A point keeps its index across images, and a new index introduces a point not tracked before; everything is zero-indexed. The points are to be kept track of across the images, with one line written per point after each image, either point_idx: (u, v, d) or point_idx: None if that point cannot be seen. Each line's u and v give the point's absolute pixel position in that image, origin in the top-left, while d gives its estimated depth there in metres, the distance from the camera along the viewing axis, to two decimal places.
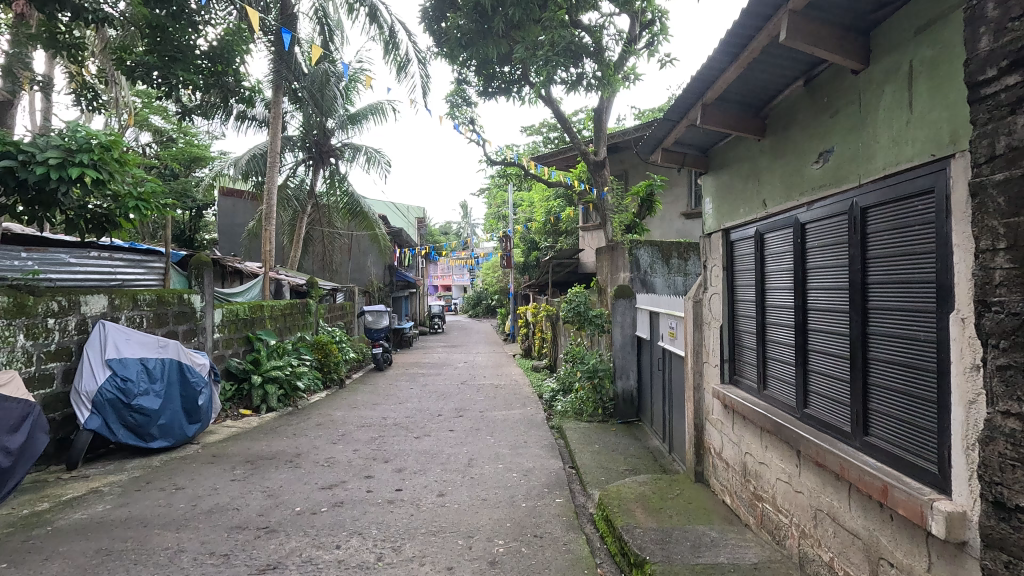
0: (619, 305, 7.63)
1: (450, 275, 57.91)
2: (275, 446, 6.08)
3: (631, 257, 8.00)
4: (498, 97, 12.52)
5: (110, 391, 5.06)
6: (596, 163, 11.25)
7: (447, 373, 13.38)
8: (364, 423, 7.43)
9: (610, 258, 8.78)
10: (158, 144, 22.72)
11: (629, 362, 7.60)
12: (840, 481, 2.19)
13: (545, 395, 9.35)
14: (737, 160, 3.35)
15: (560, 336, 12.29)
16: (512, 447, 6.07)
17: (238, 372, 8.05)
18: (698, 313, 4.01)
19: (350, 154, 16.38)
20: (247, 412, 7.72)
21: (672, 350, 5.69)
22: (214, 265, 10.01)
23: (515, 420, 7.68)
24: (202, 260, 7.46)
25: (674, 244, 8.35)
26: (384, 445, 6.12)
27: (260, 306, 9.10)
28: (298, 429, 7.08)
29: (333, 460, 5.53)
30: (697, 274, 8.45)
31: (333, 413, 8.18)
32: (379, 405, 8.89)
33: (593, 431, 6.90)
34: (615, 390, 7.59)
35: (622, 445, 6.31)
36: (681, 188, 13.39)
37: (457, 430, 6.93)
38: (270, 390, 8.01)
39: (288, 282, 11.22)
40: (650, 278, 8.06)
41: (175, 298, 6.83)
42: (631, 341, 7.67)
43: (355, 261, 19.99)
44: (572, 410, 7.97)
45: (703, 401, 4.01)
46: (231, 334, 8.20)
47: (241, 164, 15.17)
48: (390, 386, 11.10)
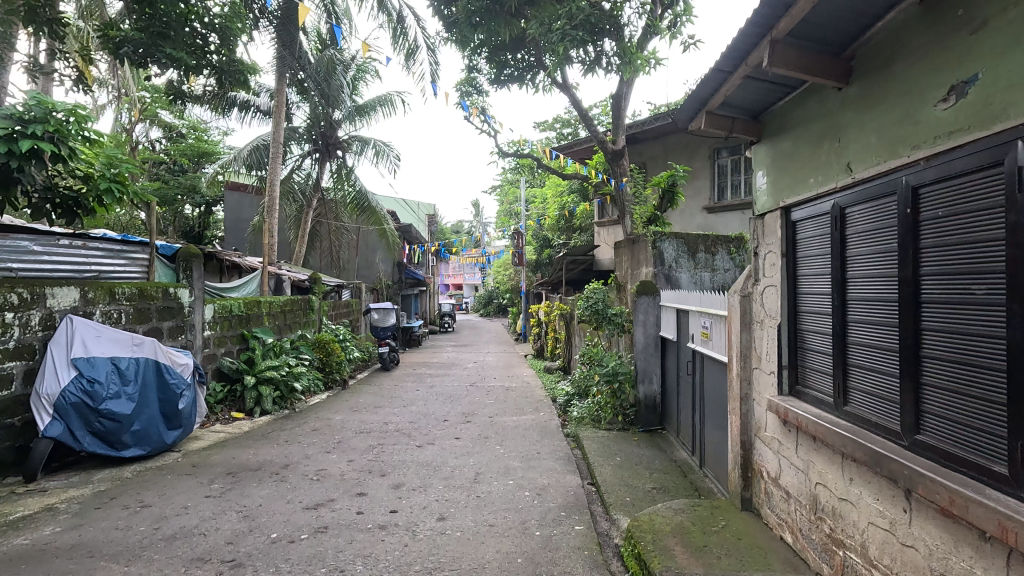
0: (642, 302, 7.01)
1: (461, 274, 57.49)
2: (263, 455, 5.53)
3: (654, 250, 7.38)
4: (510, 85, 11.91)
5: (75, 395, 4.53)
6: (614, 152, 10.58)
7: (455, 374, 12.83)
8: (364, 429, 6.87)
9: (631, 252, 8.15)
10: (168, 140, 22.52)
11: (652, 365, 6.98)
12: (991, 544, 1.56)
13: (560, 399, 8.73)
14: (804, 120, 2.69)
15: (574, 337, 11.70)
16: (524, 459, 5.47)
17: (231, 372, 7.55)
18: (746, 309, 3.35)
19: (358, 147, 15.91)
20: (239, 416, 7.21)
21: (706, 353, 5.07)
22: (211, 258, 9.51)
23: (526, 427, 7.07)
24: (191, 252, 6.92)
25: (700, 237, 7.69)
26: (383, 455, 5.54)
27: (257, 301, 8.58)
28: (292, 435, 6.54)
29: (325, 472, 4.96)
30: (726, 270, 7.79)
31: (332, 417, 7.63)
32: (382, 409, 8.33)
33: (613, 441, 6.29)
34: (636, 395, 6.97)
35: (647, 457, 5.68)
36: (704, 180, 12.68)
37: (464, 438, 6.34)
38: (264, 392, 7.50)
39: (289, 277, 10.70)
40: (674, 273, 7.45)
41: (160, 292, 6.32)
42: (654, 341, 7.03)
43: (363, 258, 19.48)
44: (589, 417, 7.35)
45: (751, 414, 3.35)
46: (225, 331, 7.70)
47: (244, 157, 14.70)
48: (396, 388, 10.55)
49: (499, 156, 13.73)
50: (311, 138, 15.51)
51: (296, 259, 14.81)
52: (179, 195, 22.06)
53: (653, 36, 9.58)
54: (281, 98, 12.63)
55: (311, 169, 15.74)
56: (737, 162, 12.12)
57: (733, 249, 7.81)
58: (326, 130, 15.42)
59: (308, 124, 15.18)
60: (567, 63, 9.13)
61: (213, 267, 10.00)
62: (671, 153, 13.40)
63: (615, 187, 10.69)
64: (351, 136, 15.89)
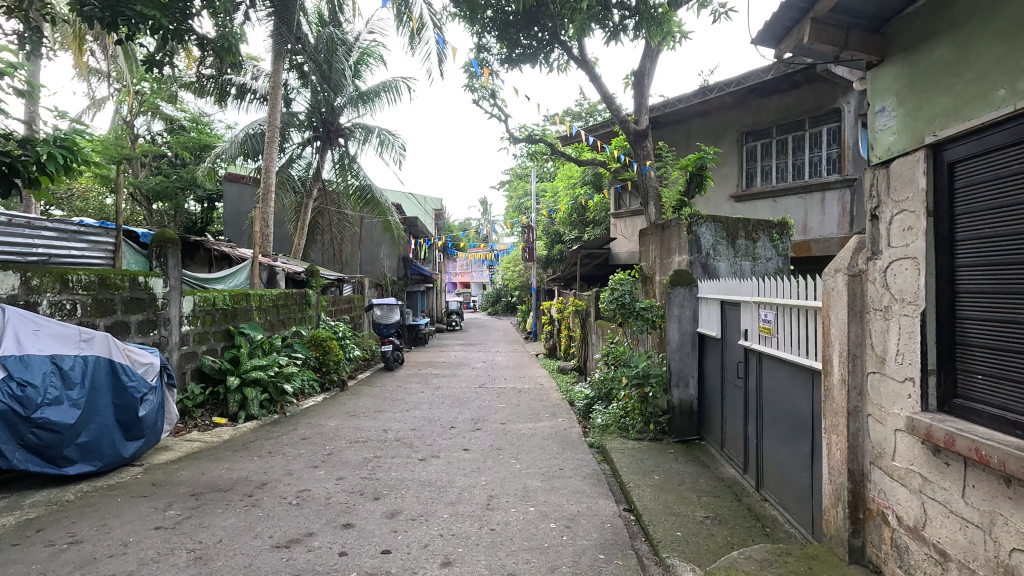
0: (676, 293, 6.15)
1: (469, 271, 56.81)
2: (240, 471, 4.71)
3: (689, 235, 6.47)
4: (523, 64, 11.02)
5: (1, 401, 3.73)
6: (637, 133, 9.70)
7: (463, 373, 11.99)
8: (360, 438, 6.06)
9: (661, 240, 7.32)
10: (169, 133, 22.00)
11: (688, 366, 6.12)
12: None
13: (579, 403, 7.87)
14: (988, 6, 1.83)
15: (591, 336, 10.85)
16: (545, 478, 4.61)
17: (213, 373, 6.75)
18: (857, 294, 2.50)
19: (361, 135, 15.10)
20: (221, 422, 6.42)
21: (766, 353, 4.20)
22: (199, 247, 8.73)
23: (544, 436, 6.22)
24: (164, 236, 6.12)
25: (741, 221, 6.80)
26: (378, 472, 4.70)
27: (245, 294, 7.79)
28: (277, 444, 5.74)
29: (308, 494, 4.14)
30: (768, 259, 6.92)
31: (325, 423, 6.82)
32: (382, 413, 7.51)
33: (647, 454, 5.44)
34: (670, 400, 6.10)
35: (687, 475, 4.83)
36: (731, 166, 11.79)
37: (473, 450, 5.50)
38: (250, 395, 6.70)
39: (283, 269, 9.88)
40: (713, 262, 6.57)
41: (127, 282, 5.54)
42: (691, 339, 6.16)
43: (367, 252, 18.72)
44: (614, 425, 6.49)
45: (864, 434, 2.49)
46: (207, 328, 6.91)
47: (238, 142, 13.96)
48: (399, 389, 9.75)
49: (510, 143, 12.89)
50: (312, 125, 14.67)
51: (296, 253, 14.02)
52: (180, 189, 21.54)
53: (682, 5, 8.72)
54: (278, 79, 11.90)
55: (311, 158, 14.94)
56: (769, 146, 11.21)
57: (776, 236, 6.95)
58: (327, 115, 14.63)
59: (308, 109, 14.40)
60: (586, 32, 8.28)
61: (202, 259, 9.23)
62: (695, 139, 12.50)
63: (637, 171, 9.84)
64: (354, 123, 15.11)
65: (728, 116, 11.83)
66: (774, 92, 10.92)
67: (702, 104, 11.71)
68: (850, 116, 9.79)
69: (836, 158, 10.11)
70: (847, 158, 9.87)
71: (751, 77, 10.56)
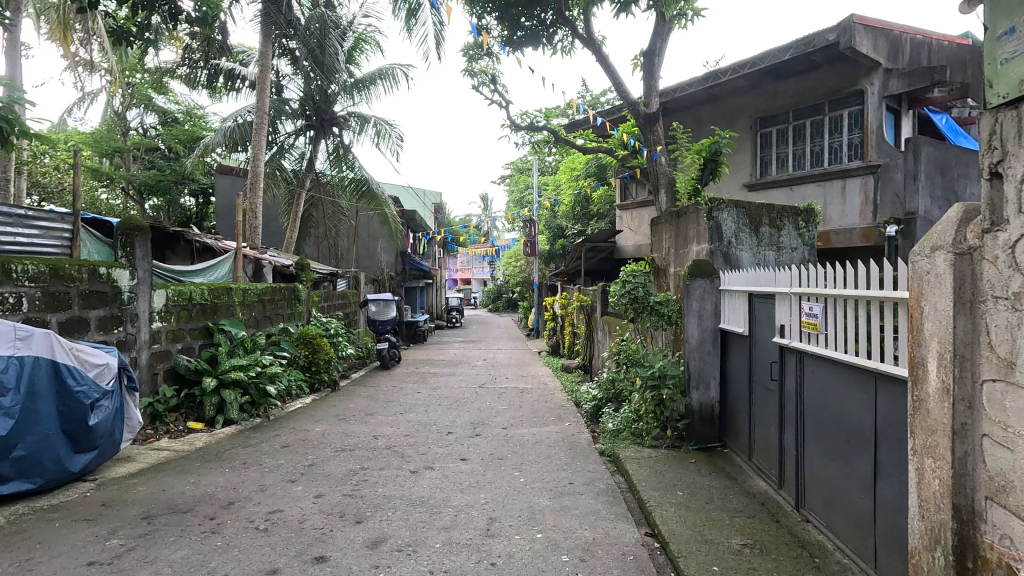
0: (696, 285, 5.57)
1: (470, 267, 56.27)
2: (206, 487, 4.14)
3: (710, 222, 5.87)
4: (525, 46, 10.42)
5: None
6: (647, 116, 9.11)
7: (463, 372, 11.44)
8: (347, 445, 5.49)
9: (677, 229, 6.75)
10: (162, 126, 21.43)
11: (709, 366, 5.55)
12: None
13: (586, 406, 7.33)
14: None
15: (597, 333, 10.29)
16: (554, 495, 4.04)
17: (188, 374, 6.17)
18: (966, 278, 1.93)
19: (356, 124, 14.50)
20: (196, 427, 5.87)
21: (811, 352, 3.63)
22: (179, 238, 8.16)
23: (551, 442, 5.66)
24: (130, 223, 5.55)
25: (765, 207, 6.21)
26: (363, 489, 4.13)
27: (226, 288, 7.23)
28: (255, 453, 5.17)
29: (279, 516, 3.57)
30: (792, 249, 6.35)
31: (311, 428, 6.25)
32: (375, 416, 6.95)
33: (666, 464, 4.87)
34: (688, 404, 5.52)
35: (714, 489, 4.25)
36: (745, 154, 11.20)
37: (472, 461, 4.93)
38: (229, 398, 6.14)
39: (271, 263, 9.32)
40: (735, 252, 5.99)
41: (85, 273, 4.97)
42: (712, 336, 5.58)
43: (364, 247, 18.17)
44: (627, 431, 5.93)
45: (976, 462, 1.92)
46: (182, 324, 6.34)
47: (227, 132, 13.38)
48: (395, 389, 9.19)
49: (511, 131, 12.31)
50: (304, 113, 14.08)
51: (289, 246, 13.45)
52: (174, 182, 20.97)
53: None
54: (266, 62, 11.27)
55: (303, 148, 14.33)
56: (785, 132, 10.59)
57: (802, 224, 6.38)
58: (320, 102, 14.03)
59: (301, 97, 13.82)
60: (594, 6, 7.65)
61: (184, 251, 8.66)
62: (706, 125, 11.89)
63: (646, 157, 9.27)
64: (349, 111, 14.49)
65: (741, 101, 11.21)
66: (792, 74, 10.29)
67: (714, 88, 11.10)
68: (874, 98, 9.25)
69: (858, 144, 9.51)
70: (870, 143, 9.27)
71: (767, 58, 9.93)
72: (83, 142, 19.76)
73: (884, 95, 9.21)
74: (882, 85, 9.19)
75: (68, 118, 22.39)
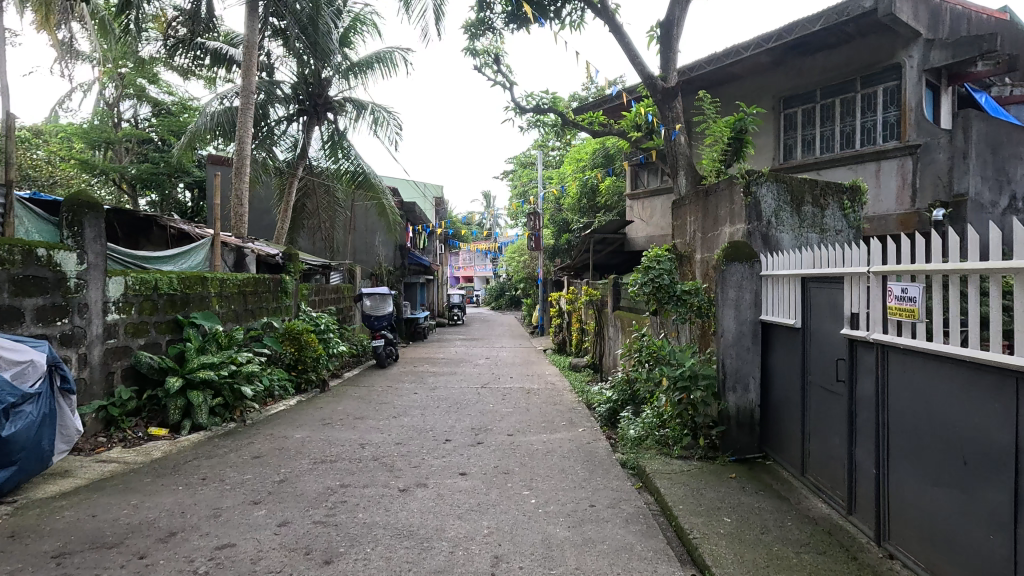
0: (732, 270, 4.79)
1: (472, 264, 55.73)
2: (148, 511, 3.39)
3: (747, 198, 5.11)
4: (531, 21, 9.70)
5: None
6: (666, 92, 8.25)
7: (464, 371, 10.72)
8: (330, 456, 4.75)
9: (705, 210, 5.99)
10: (155, 117, 20.70)
11: (747, 364, 4.79)
12: None
13: (600, 408, 6.61)
14: None
15: (609, 329, 9.56)
16: (574, 523, 3.30)
17: (151, 374, 5.40)
18: None
19: (352, 109, 13.74)
20: (157, 434, 5.14)
21: (903, 347, 2.87)
22: (153, 222, 7.43)
23: (565, 452, 4.90)
24: (77, 199, 4.80)
25: (808, 182, 5.44)
26: (339, 514, 3.39)
27: (200, 277, 6.48)
28: (221, 465, 4.43)
29: (228, 553, 2.84)
30: (836, 232, 5.58)
31: (291, 434, 5.51)
32: (365, 420, 6.21)
33: (703, 481, 4.13)
34: (723, 407, 4.75)
35: (767, 514, 3.51)
36: (767, 136, 10.42)
37: (474, 475, 4.21)
38: (196, 400, 5.39)
39: (255, 252, 8.60)
40: (775, 233, 5.21)
41: (18, 254, 4.24)
42: (752, 330, 4.81)
43: (361, 240, 17.41)
44: (651, 439, 5.18)
45: None
46: (145, 317, 5.59)
47: (214, 116, 12.70)
48: (390, 389, 8.47)
49: (516, 114, 11.57)
50: (297, 97, 13.33)
51: (280, 238, 12.72)
52: (168, 175, 20.29)
53: None
54: (253, 39, 10.51)
55: (296, 134, 13.55)
56: (811, 112, 9.81)
57: (847, 203, 5.61)
58: (314, 86, 13.29)
59: (295, 79, 13.09)
60: None
61: (160, 238, 7.85)
62: (724, 107, 11.10)
63: (664, 136, 8.50)
64: (344, 96, 13.73)
65: (764, 79, 10.42)
66: (820, 49, 9.49)
67: (734, 66, 10.31)
68: (912, 72, 8.50)
69: (894, 123, 8.72)
70: (908, 121, 8.48)
71: (795, 29, 9.12)
72: (73, 133, 19.07)
73: (924, 69, 8.43)
74: (922, 58, 8.42)
75: (58, 110, 21.71)
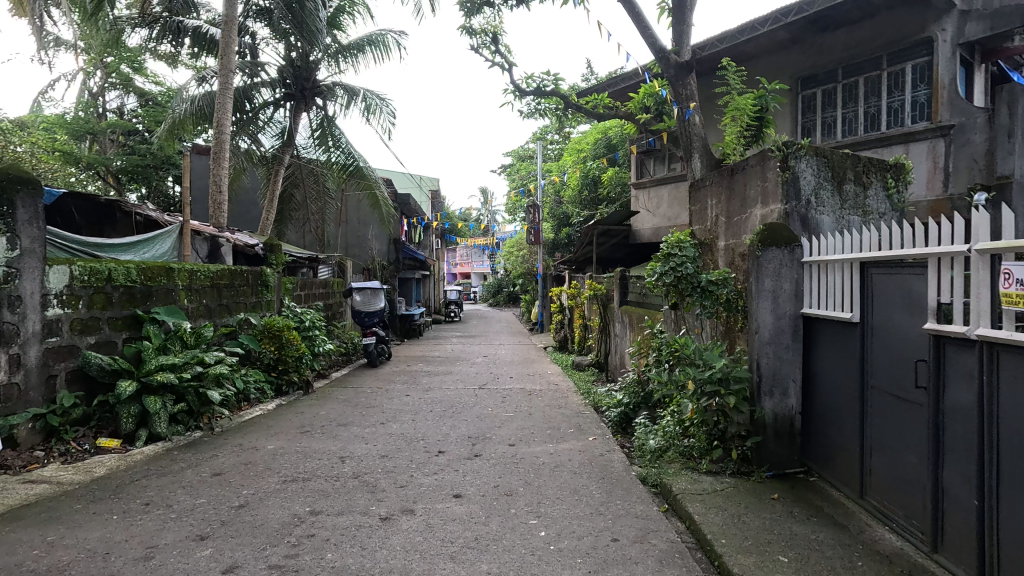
0: (768, 256, 4.12)
1: (470, 260, 55.08)
2: (64, 552, 2.73)
3: (784, 173, 4.44)
4: None
5: None
6: (679, 67, 7.60)
7: (461, 370, 10.07)
8: (304, 473, 4.09)
9: (730, 191, 5.33)
10: (141, 107, 19.94)
11: (787, 365, 4.13)
12: None
13: (610, 413, 5.97)
14: None
15: (615, 325, 8.93)
16: (594, 566, 2.66)
17: (103, 376, 4.72)
18: None
19: (342, 95, 13.08)
20: (108, 445, 4.49)
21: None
22: (119, 208, 6.76)
23: (576, 467, 4.25)
24: (7, 173, 4.10)
25: (850, 157, 4.77)
26: (303, 555, 2.73)
27: (165, 268, 5.78)
28: (173, 485, 3.76)
29: None
30: (880, 215, 4.90)
31: (263, 445, 4.86)
32: (349, 428, 5.55)
33: (741, 503, 3.49)
34: (759, 415, 4.10)
35: (829, 550, 2.87)
36: (784, 119, 9.77)
37: (471, 497, 3.55)
38: (154, 406, 4.73)
39: (233, 242, 7.93)
40: (814, 215, 4.54)
41: None
42: (792, 325, 4.15)
43: (353, 233, 16.72)
44: (674, 451, 4.53)
45: None
46: (96, 313, 4.90)
47: (194, 101, 12.00)
48: (381, 391, 7.81)
49: (515, 96, 10.91)
50: (284, 81, 12.63)
51: (265, 229, 12.03)
52: (155, 168, 19.69)
53: None
54: (233, 15, 9.78)
55: (282, 118, 12.80)
56: (832, 93, 9.17)
57: (892, 182, 4.92)
58: (301, 69, 12.60)
59: (281, 62, 12.40)
60: None
61: (127, 226, 7.15)
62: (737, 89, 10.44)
63: (677, 116, 7.82)
64: (334, 80, 13.04)
65: (781, 58, 9.77)
66: (842, 24, 8.85)
67: (748, 44, 9.67)
68: (945, 47, 7.81)
69: (924, 102, 8.07)
70: (940, 100, 7.83)
71: (816, 2, 8.52)
72: (55, 124, 18.32)
73: (958, 43, 7.75)
74: (956, 31, 7.74)
75: (42, 101, 20.95)
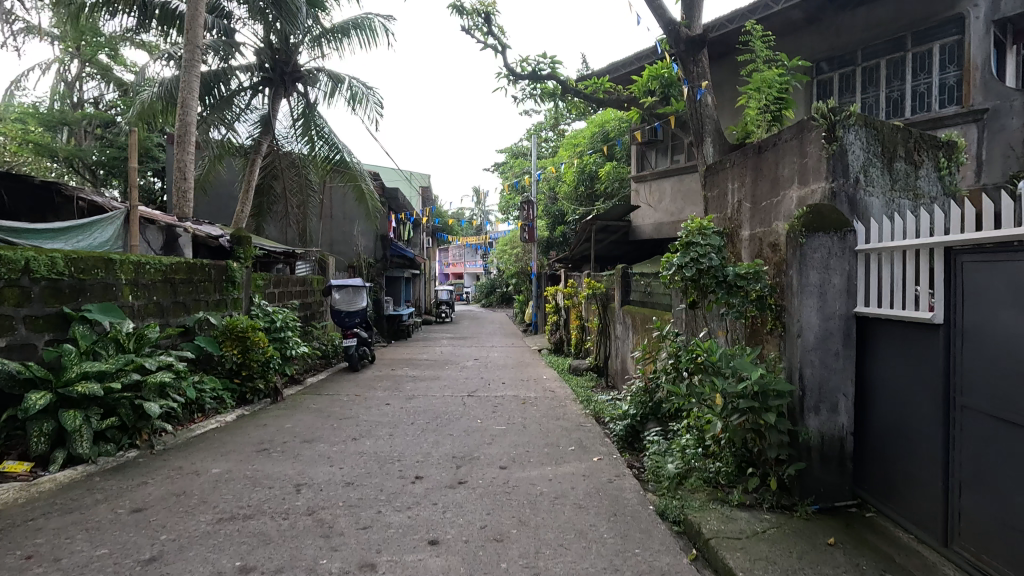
0: (815, 244, 3.37)
1: (463, 260, 54.27)
2: None
3: (830, 145, 3.71)
4: None
5: None
6: (691, 41, 6.87)
7: (450, 375, 9.33)
8: (246, 507, 3.32)
9: (756, 172, 4.59)
10: (120, 98, 19.04)
11: (836, 376, 3.41)
12: None
13: (615, 426, 5.24)
14: None
15: (616, 326, 8.22)
16: None
17: (11, 387, 3.93)
18: None
19: (325, 83, 12.32)
20: (12, 470, 3.70)
21: None
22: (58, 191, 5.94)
23: (581, 500, 3.49)
24: None
25: (902, 129, 4.05)
26: None
27: (103, 258, 4.99)
28: (75, 527, 2.99)
29: None
30: (932, 199, 4.18)
31: (208, 468, 4.09)
32: (314, 445, 4.79)
33: (794, 552, 2.76)
34: (804, 436, 3.36)
35: None
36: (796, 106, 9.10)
37: (448, 544, 2.80)
38: (73, 423, 3.93)
39: (194, 232, 7.12)
40: (863, 196, 3.82)
41: None
42: (842, 327, 3.42)
43: (338, 229, 15.93)
44: (696, 476, 3.78)
45: None
46: (9, 310, 4.10)
47: (165, 85, 11.17)
48: (359, 399, 7.05)
49: (509, 81, 10.16)
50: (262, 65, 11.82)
51: (240, 223, 11.23)
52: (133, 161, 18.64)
53: None
54: None
55: (260, 105, 11.96)
56: (850, 77, 8.51)
57: (946, 161, 4.19)
58: (281, 53, 11.80)
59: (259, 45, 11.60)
60: None
61: (71, 214, 6.34)
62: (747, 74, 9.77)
63: (688, 96, 7.09)
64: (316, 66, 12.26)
65: (795, 41, 9.12)
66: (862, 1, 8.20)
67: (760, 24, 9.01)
68: (978, 24, 7.16)
69: (954, 85, 7.39)
70: (973, 82, 7.15)
71: None
72: (26, 114, 17.36)
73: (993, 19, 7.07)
74: (991, 6, 7.07)
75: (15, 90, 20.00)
